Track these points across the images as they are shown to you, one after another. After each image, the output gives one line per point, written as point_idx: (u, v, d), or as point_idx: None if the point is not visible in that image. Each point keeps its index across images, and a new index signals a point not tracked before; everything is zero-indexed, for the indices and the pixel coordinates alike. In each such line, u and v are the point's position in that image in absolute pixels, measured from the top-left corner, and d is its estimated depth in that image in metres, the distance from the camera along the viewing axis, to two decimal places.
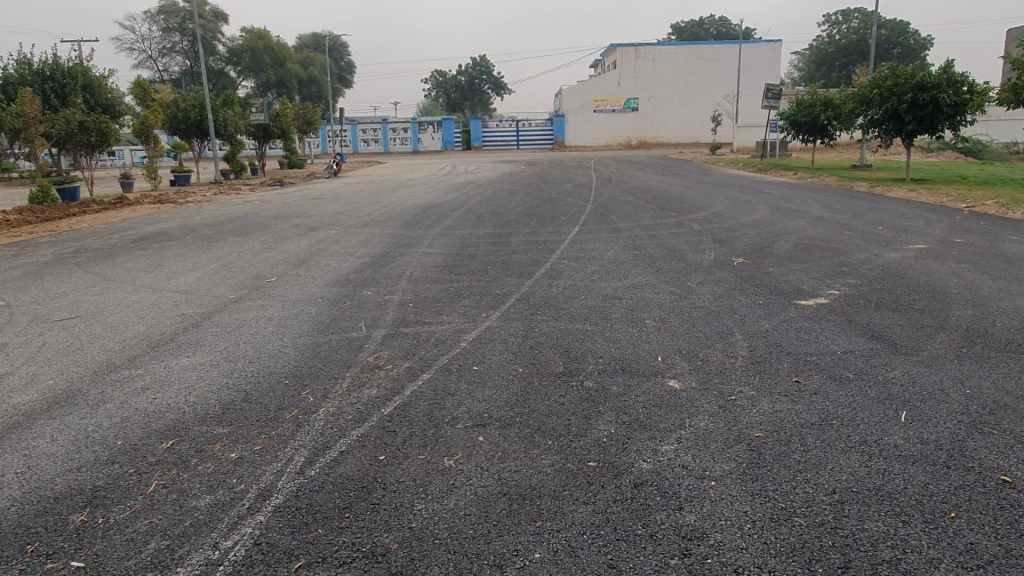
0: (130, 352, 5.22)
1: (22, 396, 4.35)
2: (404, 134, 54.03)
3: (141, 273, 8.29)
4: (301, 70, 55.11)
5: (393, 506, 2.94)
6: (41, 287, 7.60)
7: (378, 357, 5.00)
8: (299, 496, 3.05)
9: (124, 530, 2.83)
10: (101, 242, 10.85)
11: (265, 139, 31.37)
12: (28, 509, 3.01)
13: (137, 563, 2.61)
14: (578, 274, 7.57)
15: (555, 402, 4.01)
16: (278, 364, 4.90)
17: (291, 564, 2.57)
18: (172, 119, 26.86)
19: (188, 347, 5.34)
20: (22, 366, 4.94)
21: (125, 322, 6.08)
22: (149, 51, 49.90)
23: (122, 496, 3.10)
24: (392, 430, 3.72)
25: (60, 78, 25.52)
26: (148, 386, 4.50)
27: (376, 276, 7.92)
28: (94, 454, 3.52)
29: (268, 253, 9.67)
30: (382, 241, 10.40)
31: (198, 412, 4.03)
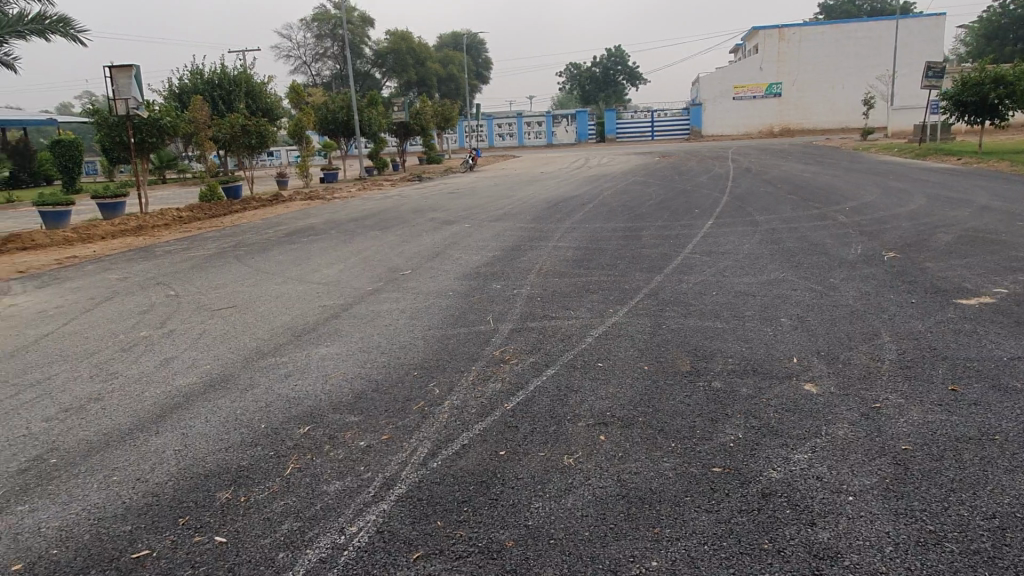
0: (276, 341, 5.59)
1: (184, 379, 4.78)
2: (539, 128, 54.57)
3: (291, 266, 8.86)
4: (440, 68, 56.87)
5: (511, 503, 2.96)
6: (205, 278, 8.32)
7: (504, 351, 5.06)
8: (421, 486, 3.14)
9: (262, 509, 3.02)
10: (259, 236, 11.74)
11: (406, 136, 32.62)
12: (183, 485, 3.29)
13: (272, 542, 2.78)
14: (710, 268, 7.31)
15: (680, 402, 3.89)
16: (408, 356, 5.07)
17: (410, 553, 2.65)
18: (322, 119, 28.51)
19: (328, 337, 5.64)
20: (185, 351, 5.43)
21: (274, 312, 6.52)
22: (304, 57, 53.29)
23: (262, 477, 3.32)
24: (514, 426, 3.74)
25: (226, 86, 27.50)
26: (291, 372, 4.80)
27: (506, 269, 8.02)
28: (241, 435, 3.79)
29: (405, 246, 10.05)
30: (514, 235, 10.53)
31: (333, 400, 4.25)
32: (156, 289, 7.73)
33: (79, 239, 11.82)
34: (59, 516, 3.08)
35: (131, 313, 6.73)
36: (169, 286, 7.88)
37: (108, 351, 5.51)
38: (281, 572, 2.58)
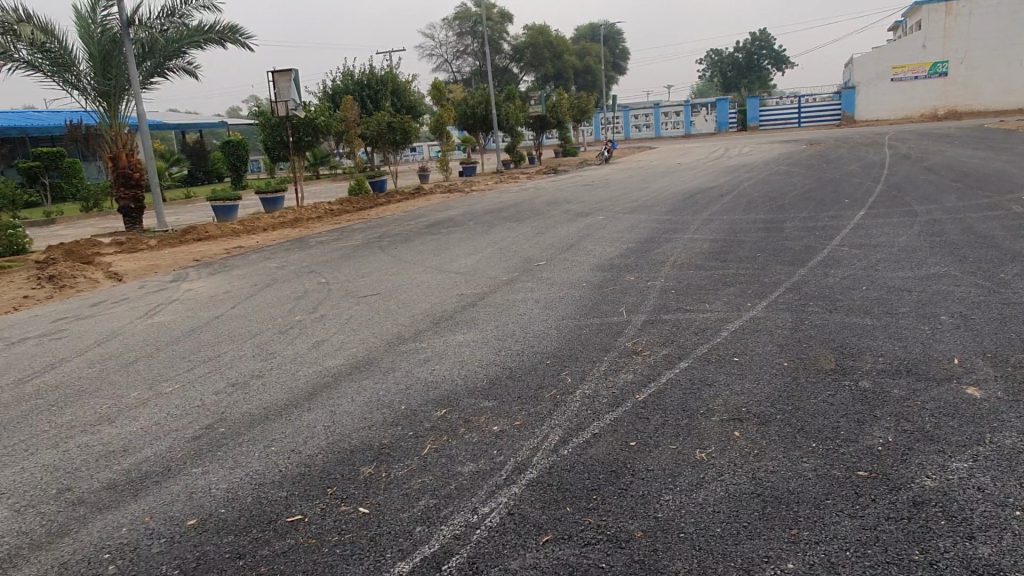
0: (416, 326, 5.85)
1: (333, 360, 5.12)
2: (676, 118, 53.31)
3: (430, 256, 9.22)
4: (577, 60, 56.81)
5: (641, 494, 2.95)
6: (353, 266, 8.83)
7: (636, 342, 5.02)
8: (552, 473, 3.20)
9: (401, 485, 3.20)
10: (402, 227, 12.30)
11: (542, 129, 32.83)
12: (332, 458, 3.54)
13: (410, 516, 2.93)
14: (860, 262, 6.87)
15: (823, 401, 3.70)
16: (541, 345, 5.14)
17: (540, 537, 2.71)
18: (461, 115, 29.27)
19: (465, 324, 5.83)
20: (334, 334, 5.81)
21: (414, 300, 6.82)
22: (446, 55, 55.00)
23: (402, 454, 3.51)
24: (645, 417, 3.72)
25: (374, 86, 28.75)
26: (430, 357, 5.02)
27: (640, 261, 7.93)
28: (384, 415, 4.02)
29: (540, 237, 10.18)
30: (649, 226, 10.38)
31: (469, 385, 4.40)
32: (309, 277, 8.30)
33: (244, 230, 12.88)
34: (225, 479, 3.40)
35: (287, 299, 7.26)
36: (321, 274, 8.44)
37: (268, 333, 6.00)
38: (417, 544, 2.73)
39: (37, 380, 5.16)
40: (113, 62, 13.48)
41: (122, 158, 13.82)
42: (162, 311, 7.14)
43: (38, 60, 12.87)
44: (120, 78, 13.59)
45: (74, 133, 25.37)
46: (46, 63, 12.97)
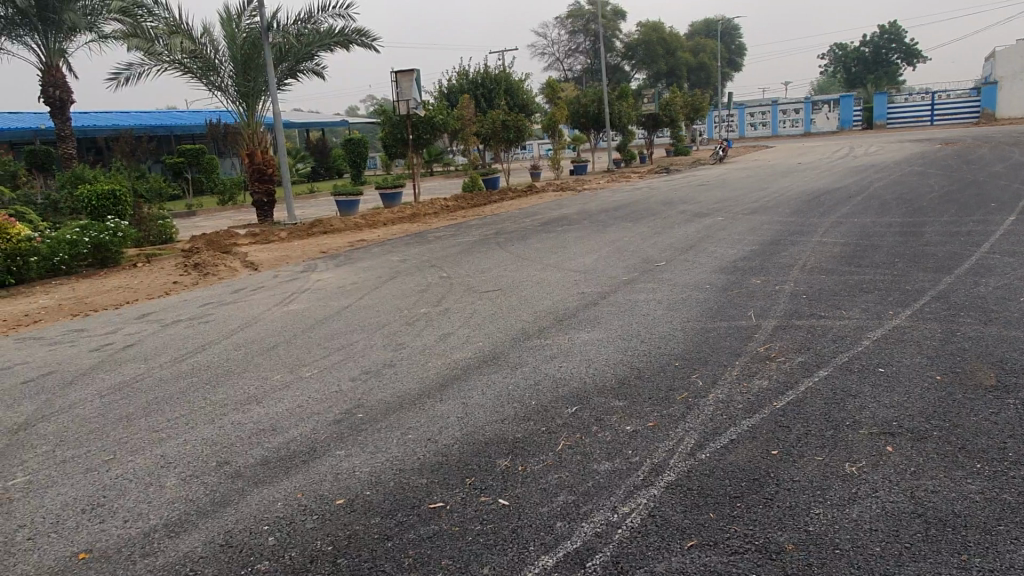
0: (539, 323, 5.89)
1: (461, 353, 5.24)
2: (796, 116, 51.09)
3: (547, 253, 9.27)
4: (692, 57, 55.53)
5: (788, 505, 2.84)
6: (472, 262, 8.99)
7: (769, 348, 4.85)
8: (691, 477, 3.14)
9: (539, 479, 3.23)
10: (517, 224, 12.42)
11: (655, 128, 32.28)
12: (468, 449, 3.61)
13: (550, 510, 2.96)
14: (1016, 271, 6.35)
15: (986, 420, 3.44)
16: (668, 346, 5.06)
17: (684, 541, 2.66)
18: (573, 113, 29.27)
19: (587, 323, 5.82)
20: (460, 328, 5.94)
21: (535, 296, 6.86)
22: (557, 53, 55.11)
23: (536, 450, 3.54)
24: (786, 426, 3.58)
25: (489, 85, 29.19)
26: (556, 355, 5.04)
27: (766, 264, 7.66)
28: (515, 409, 4.07)
29: (658, 237, 10.01)
30: (773, 228, 10.00)
31: (597, 383, 4.39)
32: (431, 271, 8.52)
33: (366, 225, 13.39)
34: (368, 463, 3.55)
35: (411, 291, 7.49)
36: (442, 269, 8.65)
37: (397, 324, 6.21)
38: (559, 539, 2.74)
39: (190, 360, 5.57)
40: (253, 66, 14.33)
41: (258, 155, 14.70)
42: (296, 299, 7.53)
43: (187, 63, 13.82)
44: (258, 80, 14.43)
45: (213, 131, 27.20)
46: (194, 66, 13.91)
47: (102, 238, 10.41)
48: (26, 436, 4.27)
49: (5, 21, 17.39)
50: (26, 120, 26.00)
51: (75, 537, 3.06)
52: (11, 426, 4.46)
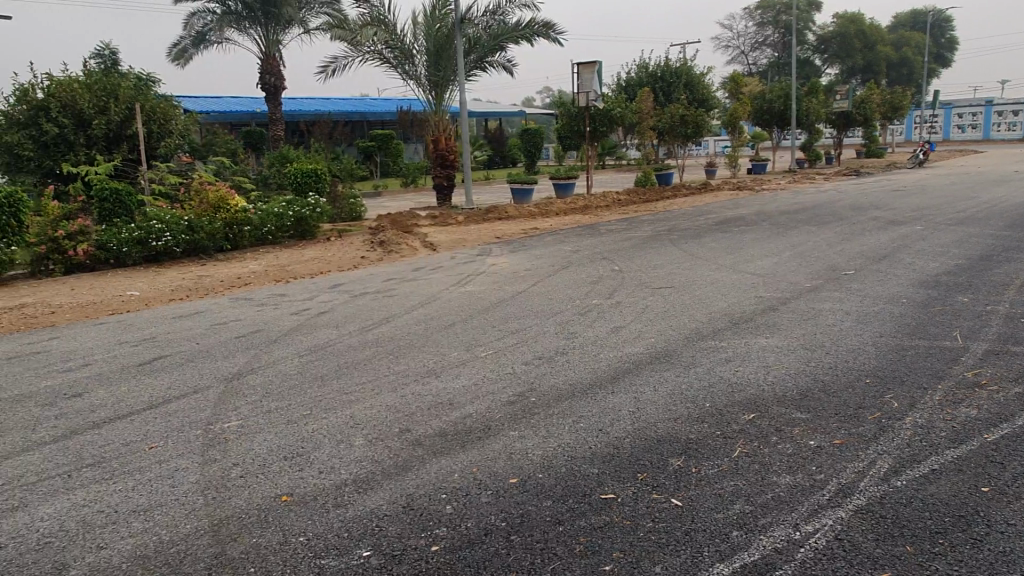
0: (715, 325, 5.71)
1: (633, 347, 5.20)
2: (1014, 119, 45.53)
3: (722, 254, 8.95)
4: (894, 52, 51.16)
5: (1002, 550, 2.56)
6: (644, 257, 8.87)
7: (979, 374, 4.37)
8: (884, 503, 2.91)
9: (713, 485, 3.14)
10: (690, 222, 12.10)
11: (846, 127, 30.07)
12: (639, 444, 3.58)
13: (725, 518, 2.87)
14: None
15: None
16: (858, 361, 4.72)
17: (876, 572, 2.48)
18: (756, 109, 27.99)
19: (767, 328, 5.57)
20: (632, 322, 5.89)
21: (710, 297, 6.66)
22: (743, 46, 53.03)
23: (711, 453, 3.44)
24: (999, 462, 3.22)
25: (668, 78, 28.59)
26: (732, 358, 4.87)
27: (974, 281, 6.91)
28: (689, 409, 3.98)
29: (846, 244, 9.34)
30: (984, 242, 8.99)
31: (778, 392, 4.18)
32: (602, 263, 8.52)
33: (538, 214, 13.60)
34: (540, 446, 3.62)
35: (582, 282, 7.53)
36: (613, 261, 8.62)
37: (568, 313, 6.27)
38: (736, 549, 2.65)
39: (377, 330, 5.97)
40: (445, 56, 14.88)
41: (441, 141, 15.39)
42: (472, 281, 7.82)
43: (384, 53, 14.74)
44: (448, 70, 15.00)
45: (402, 119, 28.87)
46: (390, 55, 14.82)
47: (303, 213, 11.47)
48: (238, 385, 4.78)
49: (235, 15, 19.44)
50: (244, 104, 29.00)
51: (278, 480, 3.39)
52: (227, 374, 5.01)
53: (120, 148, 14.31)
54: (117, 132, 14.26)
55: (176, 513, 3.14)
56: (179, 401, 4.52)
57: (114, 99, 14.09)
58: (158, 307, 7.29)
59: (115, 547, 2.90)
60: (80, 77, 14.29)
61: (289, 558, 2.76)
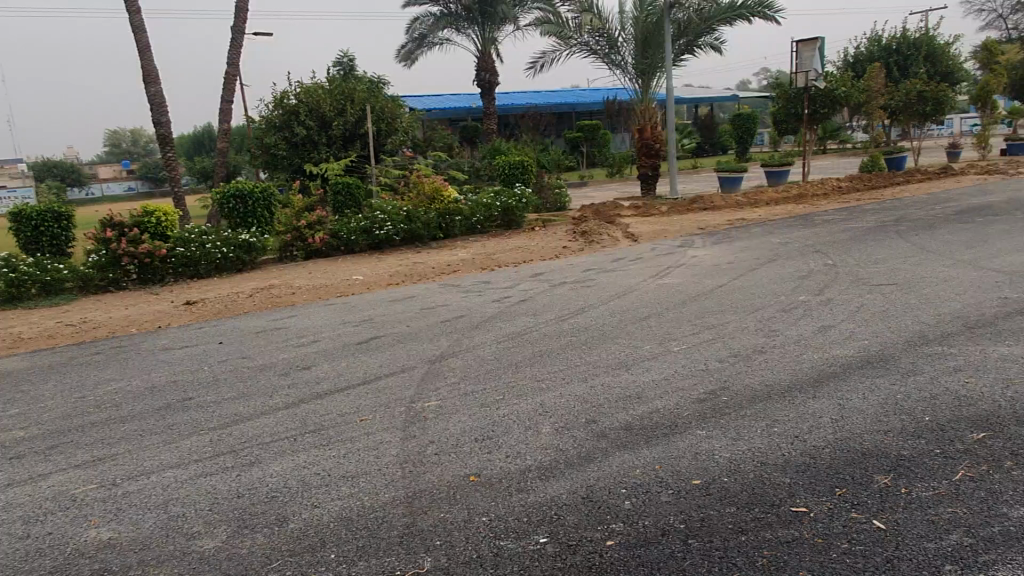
0: (944, 328, 5.06)
1: (842, 349, 4.77)
2: None
3: (961, 247, 7.89)
4: None
5: None
6: (864, 250, 8.09)
7: None
8: None
9: (926, 509, 2.80)
10: (924, 211, 10.82)
11: None
12: (841, 456, 3.29)
13: (936, 548, 2.55)
14: None
15: None
16: None
17: None
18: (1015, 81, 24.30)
19: (1010, 335, 4.84)
20: (843, 321, 5.41)
21: (941, 296, 5.91)
22: (1002, 9, 46.34)
23: (926, 474, 3.07)
24: None
25: (905, 51, 25.64)
26: (961, 367, 4.30)
27: None
28: (903, 422, 3.58)
29: None
30: None
31: (1019, 411, 3.62)
32: (815, 256, 7.90)
33: (747, 203, 12.93)
34: (729, 449, 3.46)
35: (790, 276, 7.05)
36: (827, 255, 7.96)
37: (771, 309, 5.90)
38: None
39: (571, 320, 6.05)
40: (652, 44, 14.64)
41: (647, 130, 15.19)
42: (671, 273, 7.64)
43: (592, 44, 14.80)
44: (656, 57, 14.76)
45: (609, 108, 28.87)
46: (599, 45, 14.86)
47: (510, 203, 11.91)
48: (440, 367, 5.11)
49: (454, 16, 20.67)
50: (461, 100, 30.71)
51: (468, 460, 3.58)
52: (432, 356, 5.38)
53: (354, 147, 15.78)
54: (352, 132, 15.75)
55: (377, 482, 3.44)
56: (389, 379, 4.93)
57: (350, 103, 15.60)
58: (379, 291, 7.99)
59: (326, 507, 3.24)
60: (324, 84, 16.00)
61: (471, 536, 2.91)
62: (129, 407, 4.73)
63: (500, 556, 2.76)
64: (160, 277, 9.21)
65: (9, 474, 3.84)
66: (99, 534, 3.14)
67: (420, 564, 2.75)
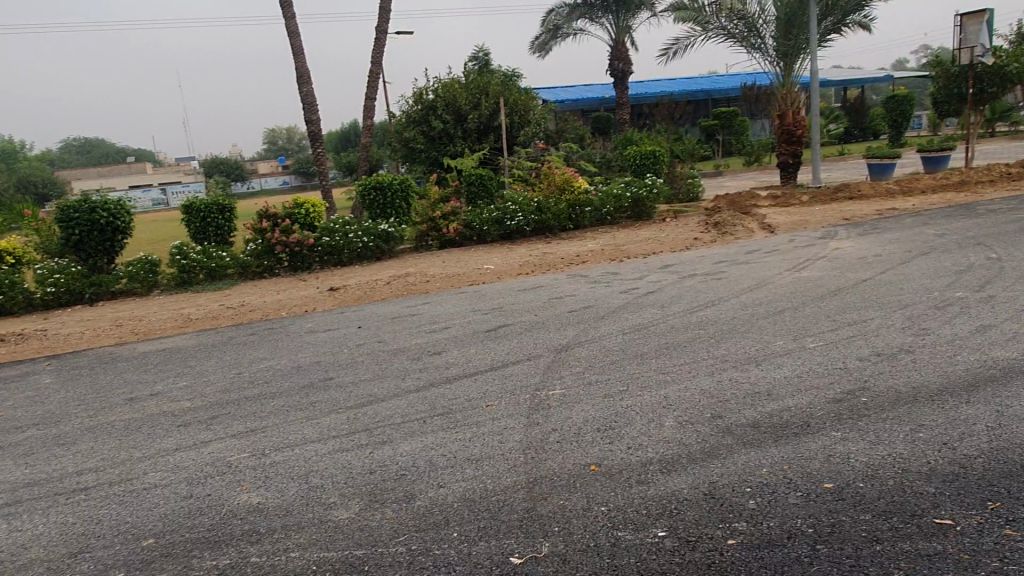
0: None
1: (1003, 351, 4.35)
2: None
3: None
4: None
5: None
6: None
7: None
8: None
9: None
10: None
11: None
12: (995, 467, 3.01)
13: None
14: None
15: None
16: None
17: None
18: None
19: None
20: (1005, 321, 4.92)
21: None
22: None
23: None
24: None
25: None
26: None
27: None
28: None
29: None
30: None
31: None
32: (977, 249, 7.22)
33: (900, 191, 12.01)
34: (866, 453, 3.27)
35: (947, 271, 6.48)
36: (991, 248, 7.25)
37: (922, 306, 5.47)
38: None
39: (701, 313, 5.90)
40: (796, 24, 13.85)
41: (788, 116, 14.50)
42: (811, 266, 7.25)
43: (730, 27, 14.24)
44: (800, 38, 13.98)
45: (748, 94, 27.68)
46: (737, 30, 14.28)
47: (641, 193, 11.73)
48: (565, 357, 5.15)
49: (587, 6, 20.59)
50: (593, 90, 30.54)
51: (590, 450, 3.60)
52: (558, 345, 5.42)
53: (487, 139, 16.10)
54: (486, 124, 16.08)
55: (500, 466, 3.54)
56: (515, 366, 5.03)
57: (484, 96, 15.93)
58: (508, 280, 8.14)
59: (451, 488, 3.37)
60: (460, 79, 16.45)
61: (589, 525, 2.93)
62: (279, 384, 5.13)
63: (618, 547, 2.76)
64: (308, 264, 9.87)
65: (177, 439, 4.28)
66: (249, 498, 3.45)
67: (538, 548, 2.80)
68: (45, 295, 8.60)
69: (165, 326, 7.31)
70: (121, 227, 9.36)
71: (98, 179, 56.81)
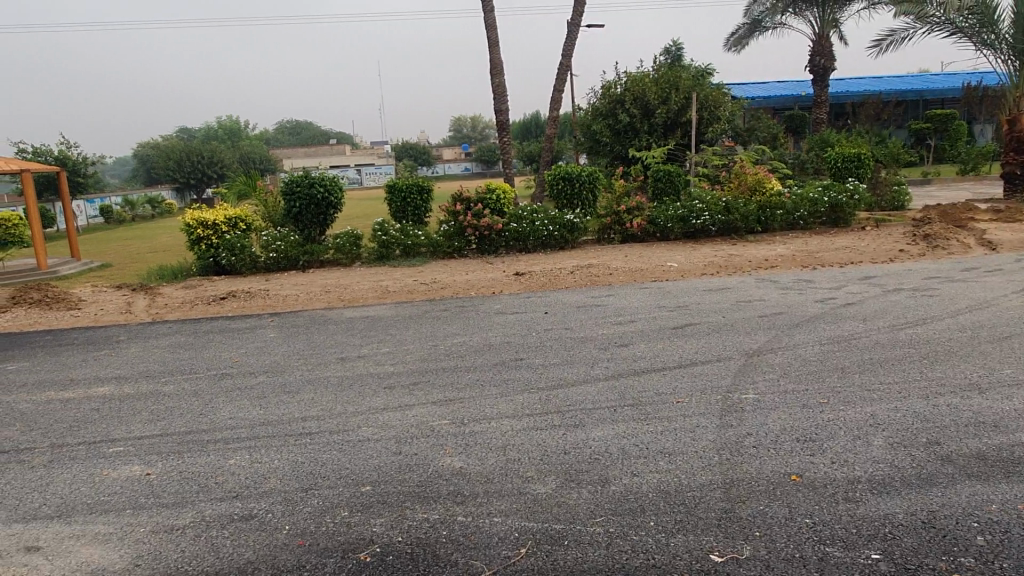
0: None
1: None
2: None
3: None
4: None
5: None
6: None
7: None
8: None
9: None
10: None
11: None
12: None
13: None
14: None
15: None
16: None
17: None
18: None
19: None
20: None
21: None
22: None
23: None
24: None
25: None
26: None
27: None
28: None
29: None
30: None
31: None
32: None
33: None
34: None
35: None
36: None
37: None
38: None
39: (910, 330, 5.48)
40: None
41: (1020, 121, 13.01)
42: None
43: (957, 21, 12.93)
44: None
45: (969, 96, 24.94)
46: (965, 24, 12.92)
47: (841, 199, 11.02)
48: (758, 361, 4.99)
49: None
50: (788, 88, 28.91)
51: (790, 459, 3.48)
52: (748, 349, 5.27)
53: (674, 134, 15.82)
54: (674, 119, 15.78)
55: (694, 463, 3.52)
56: (704, 366, 4.96)
57: (675, 90, 15.65)
58: (693, 279, 8.00)
59: (645, 478, 3.40)
60: (650, 73, 16.28)
61: (794, 535, 2.85)
62: (472, 359, 5.41)
63: (826, 562, 2.67)
64: (495, 248, 10.27)
65: (384, 400, 4.66)
66: (452, 462, 3.68)
67: (739, 550, 2.77)
68: (267, 259, 9.62)
69: (368, 295, 7.92)
70: (333, 202, 10.24)
71: (305, 158, 62.33)
